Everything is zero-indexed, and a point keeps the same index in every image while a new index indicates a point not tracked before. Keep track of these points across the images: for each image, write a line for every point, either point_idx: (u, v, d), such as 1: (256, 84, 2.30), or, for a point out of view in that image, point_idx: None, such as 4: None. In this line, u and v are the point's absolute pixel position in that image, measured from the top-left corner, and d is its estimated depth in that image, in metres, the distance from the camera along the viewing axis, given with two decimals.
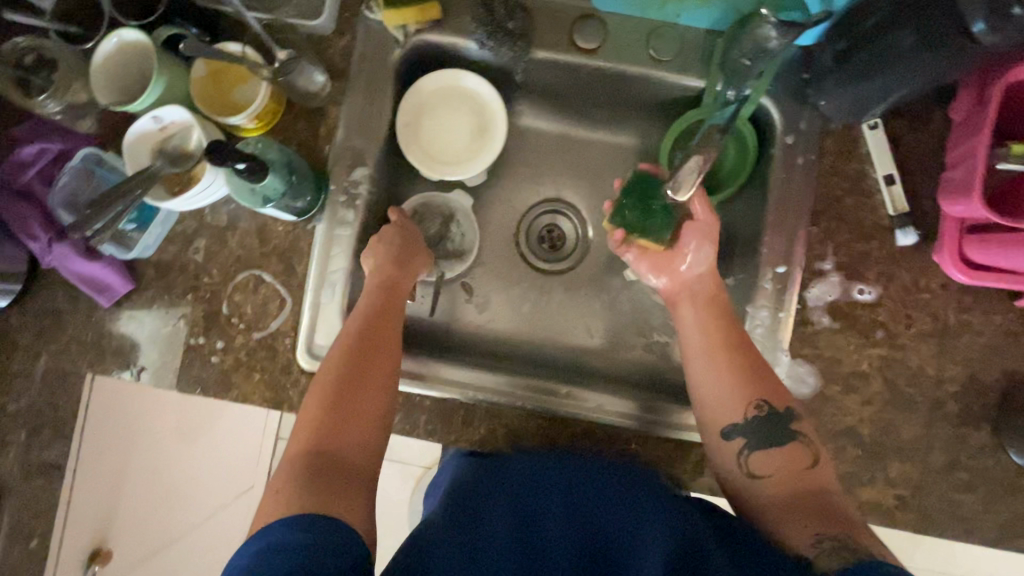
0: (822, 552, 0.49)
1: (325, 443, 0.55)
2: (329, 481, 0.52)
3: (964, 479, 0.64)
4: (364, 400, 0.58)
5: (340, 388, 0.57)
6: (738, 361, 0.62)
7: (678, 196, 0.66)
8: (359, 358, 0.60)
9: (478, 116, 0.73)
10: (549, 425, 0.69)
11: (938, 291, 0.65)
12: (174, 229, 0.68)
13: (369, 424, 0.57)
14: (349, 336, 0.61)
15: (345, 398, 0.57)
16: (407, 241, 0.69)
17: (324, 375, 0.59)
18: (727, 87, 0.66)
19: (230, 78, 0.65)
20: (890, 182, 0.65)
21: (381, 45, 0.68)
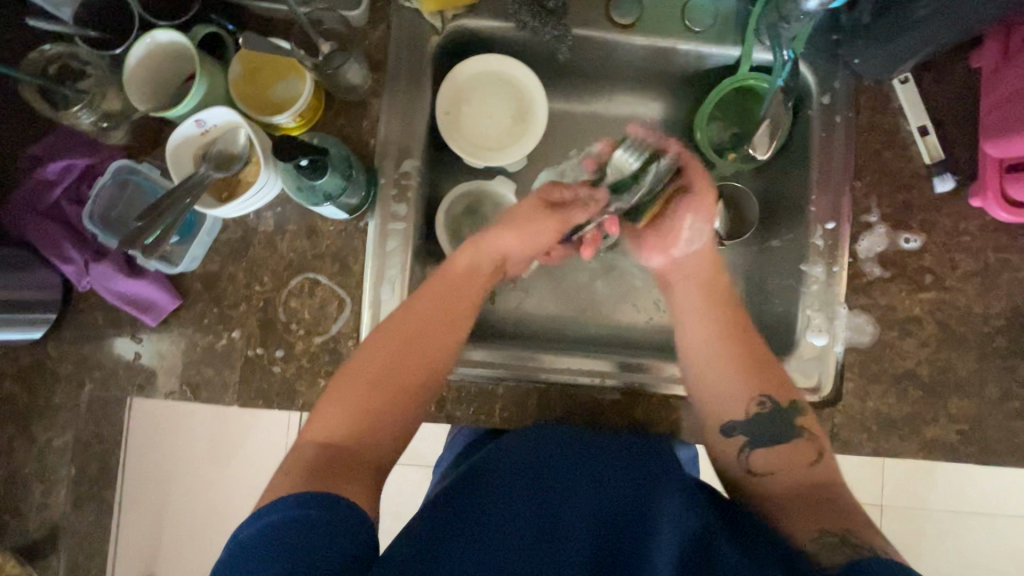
0: (823, 548, 0.48)
1: (350, 429, 0.56)
2: (342, 466, 0.52)
3: (1017, 407, 0.68)
4: (392, 394, 0.58)
5: (371, 386, 0.58)
6: None
7: (757, 155, 0.72)
8: (400, 356, 0.60)
9: (517, 100, 0.72)
10: (532, 396, 0.68)
11: (977, 233, 0.68)
12: (219, 238, 0.66)
13: (390, 416, 0.58)
14: (398, 331, 0.61)
15: (377, 392, 0.58)
16: (536, 218, 0.70)
17: (367, 365, 0.59)
18: (781, 49, 0.65)
19: (268, 75, 0.62)
20: (925, 133, 0.68)
21: (418, 33, 0.67)
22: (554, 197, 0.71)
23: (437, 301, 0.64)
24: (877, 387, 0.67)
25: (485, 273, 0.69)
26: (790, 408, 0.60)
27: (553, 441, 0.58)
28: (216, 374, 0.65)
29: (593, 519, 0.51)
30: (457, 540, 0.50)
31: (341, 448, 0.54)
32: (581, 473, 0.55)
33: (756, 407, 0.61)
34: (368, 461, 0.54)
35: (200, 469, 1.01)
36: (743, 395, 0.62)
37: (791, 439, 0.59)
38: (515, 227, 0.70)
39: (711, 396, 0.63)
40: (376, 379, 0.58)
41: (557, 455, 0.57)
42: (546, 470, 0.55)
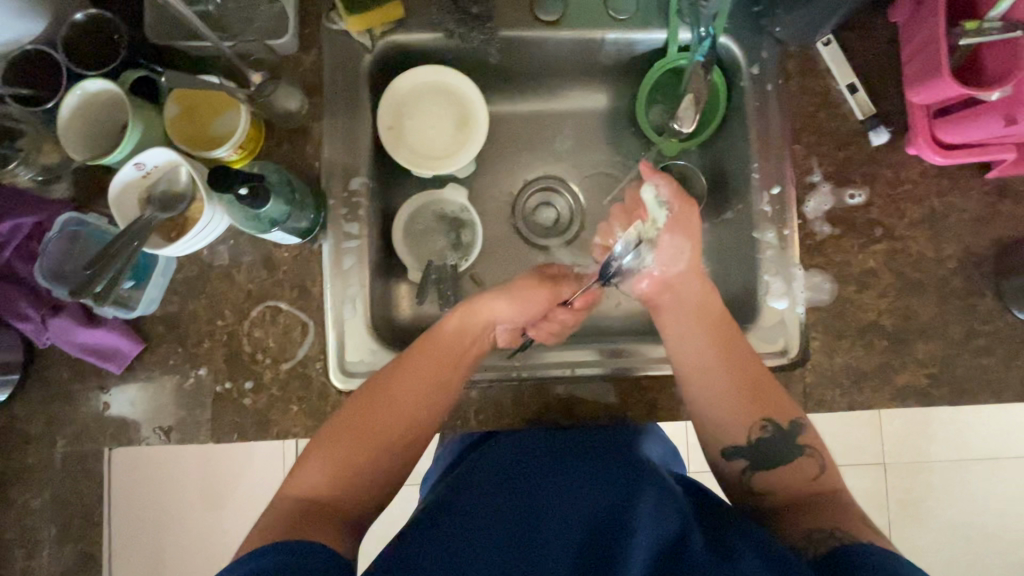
0: (812, 544, 0.52)
1: (329, 484, 0.56)
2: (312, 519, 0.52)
3: (982, 344, 0.69)
4: (371, 452, 0.58)
5: (351, 442, 0.58)
6: (740, 358, 0.63)
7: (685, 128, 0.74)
8: (381, 418, 0.59)
9: (458, 108, 0.74)
10: (526, 400, 0.69)
11: (919, 180, 0.70)
12: (175, 278, 0.66)
13: (373, 469, 0.58)
14: (384, 390, 0.60)
15: (356, 450, 0.57)
16: (527, 293, 0.68)
17: (357, 422, 0.59)
18: (699, 27, 0.67)
19: (204, 112, 0.63)
20: (855, 91, 0.70)
21: (351, 54, 0.68)
22: (552, 271, 0.72)
23: (424, 358, 0.62)
24: (843, 343, 0.69)
25: (475, 335, 0.66)
26: (792, 425, 0.60)
27: (540, 459, 0.60)
28: (189, 413, 0.65)
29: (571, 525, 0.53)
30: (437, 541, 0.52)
31: (316, 500, 0.54)
32: (563, 481, 0.57)
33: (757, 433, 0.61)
34: (347, 514, 0.55)
35: (196, 514, 1.01)
36: (745, 421, 0.61)
37: (792, 458, 0.60)
38: (509, 292, 0.67)
39: (714, 419, 0.62)
40: (356, 441, 0.58)
41: (537, 465, 0.60)
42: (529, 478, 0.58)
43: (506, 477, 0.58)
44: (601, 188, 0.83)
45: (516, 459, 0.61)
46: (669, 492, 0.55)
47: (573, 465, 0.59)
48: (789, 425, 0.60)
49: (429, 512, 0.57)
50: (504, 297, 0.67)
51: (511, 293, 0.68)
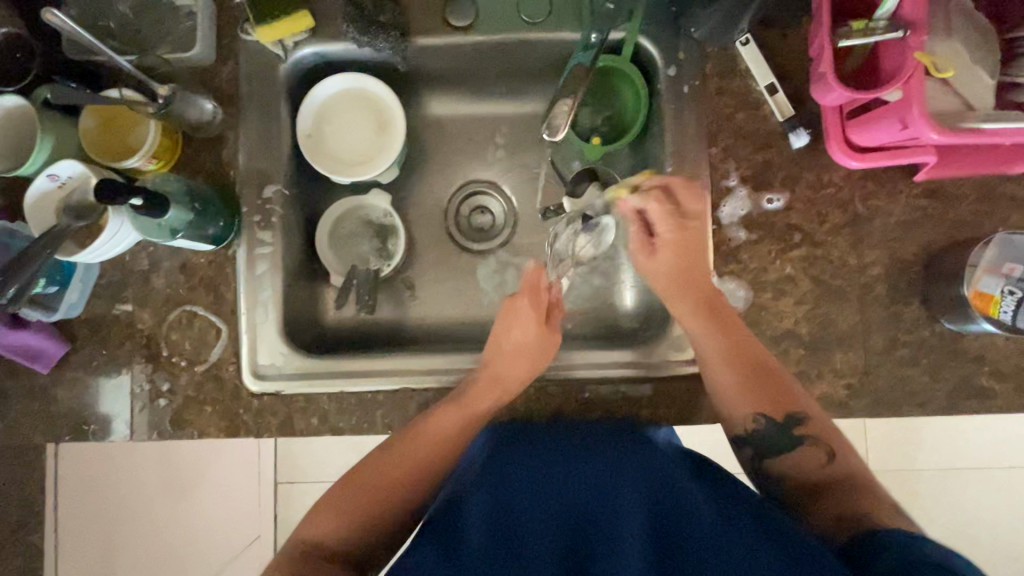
0: (842, 526, 0.55)
1: (339, 533, 0.62)
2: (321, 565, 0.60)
3: (906, 354, 0.66)
4: (382, 509, 0.64)
5: (361, 501, 0.64)
6: (750, 372, 0.63)
7: (556, 138, 0.69)
8: (385, 487, 0.64)
9: (376, 115, 0.74)
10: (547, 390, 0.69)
11: (842, 183, 0.68)
12: (98, 284, 0.69)
13: (383, 522, 0.64)
14: (399, 458, 0.65)
15: (368, 506, 0.63)
16: (540, 348, 0.68)
17: (379, 477, 0.64)
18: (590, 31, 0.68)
19: (120, 125, 0.66)
20: (774, 91, 0.67)
21: (265, 63, 0.70)
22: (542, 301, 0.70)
23: (439, 426, 0.65)
24: None
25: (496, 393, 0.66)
26: (787, 420, 0.62)
27: (525, 458, 0.61)
28: (110, 412, 0.68)
29: (561, 520, 0.58)
30: (446, 552, 0.56)
31: (322, 546, 0.61)
32: (547, 481, 0.60)
33: (749, 425, 0.63)
34: (352, 560, 0.62)
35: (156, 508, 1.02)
36: (742, 409, 0.63)
37: (797, 446, 0.62)
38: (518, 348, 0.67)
39: (715, 391, 0.65)
40: (374, 500, 0.64)
41: (518, 467, 0.61)
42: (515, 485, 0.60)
43: (498, 478, 0.60)
44: (532, 191, 0.83)
45: (504, 460, 0.62)
46: (649, 475, 0.59)
47: (556, 463, 0.60)
48: (784, 417, 0.62)
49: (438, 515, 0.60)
50: (521, 357, 0.67)
51: (523, 347, 0.67)
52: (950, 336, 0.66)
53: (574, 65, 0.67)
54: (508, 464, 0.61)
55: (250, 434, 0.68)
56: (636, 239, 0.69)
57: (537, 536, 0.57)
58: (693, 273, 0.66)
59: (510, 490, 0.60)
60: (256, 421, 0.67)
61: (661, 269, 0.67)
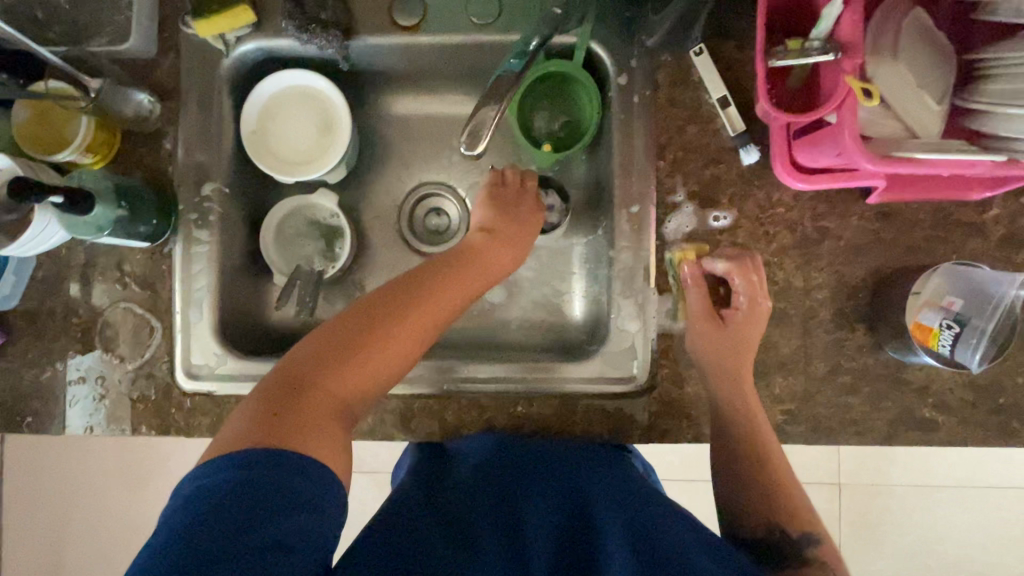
0: None
1: (320, 365, 0.52)
2: (295, 397, 0.50)
3: (847, 381, 0.65)
4: (375, 351, 0.55)
5: (353, 331, 0.55)
6: (762, 455, 0.61)
7: (474, 150, 0.67)
8: (387, 333, 0.55)
9: (322, 113, 0.73)
10: (538, 402, 0.67)
11: (792, 203, 0.66)
12: (34, 277, 0.68)
13: (380, 370, 0.55)
14: (396, 288, 0.59)
15: (358, 337, 0.54)
16: (513, 219, 0.71)
17: (381, 328, 0.55)
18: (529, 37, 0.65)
19: (54, 117, 0.65)
20: (726, 104, 0.65)
21: (207, 58, 0.69)
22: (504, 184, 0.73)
23: (449, 278, 0.62)
24: (694, 372, 0.65)
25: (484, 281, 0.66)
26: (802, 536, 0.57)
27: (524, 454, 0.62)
28: (44, 405, 0.68)
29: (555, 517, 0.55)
30: (436, 535, 0.52)
31: (299, 380, 0.51)
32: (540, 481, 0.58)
33: (762, 528, 0.59)
34: (332, 391, 0.52)
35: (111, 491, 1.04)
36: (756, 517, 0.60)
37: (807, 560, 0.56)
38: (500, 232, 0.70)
39: (728, 482, 0.62)
40: (371, 335, 0.55)
41: (516, 463, 0.61)
42: (513, 483, 0.59)
43: (496, 473, 0.60)
44: None
45: (503, 458, 0.61)
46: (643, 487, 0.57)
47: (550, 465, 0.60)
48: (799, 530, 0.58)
49: (424, 505, 0.57)
50: (504, 224, 0.70)
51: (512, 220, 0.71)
52: (894, 365, 0.64)
53: (505, 71, 0.65)
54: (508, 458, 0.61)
55: (182, 433, 0.67)
56: (700, 307, 0.65)
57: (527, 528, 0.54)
58: (735, 349, 0.63)
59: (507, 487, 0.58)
60: (187, 421, 0.67)
61: (701, 343, 0.64)
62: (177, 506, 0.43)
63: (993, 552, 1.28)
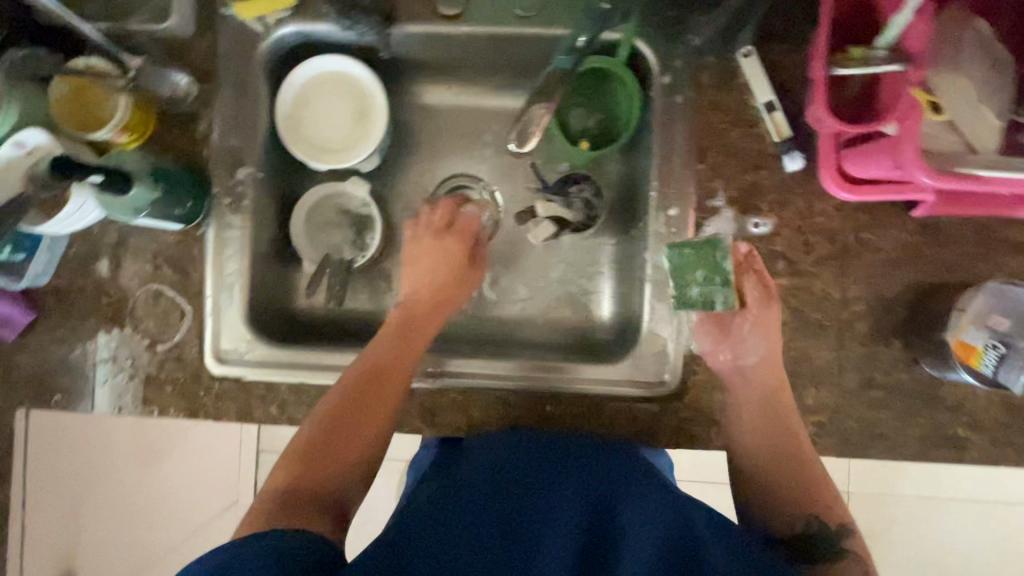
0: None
1: (314, 463, 0.57)
2: (301, 504, 0.54)
3: (879, 396, 0.64)
4: (365, 430, 0.60)
5: (343, 416, 0.60)
6: (773, 439, 0.62)
7: (523, 147, 0.75)
8: (338, 410, 0.60)
9: (358, 100, 0.72)
10: (548, 403, 0.67)
11: (834, 213, 0.65)
12: (66, 254, 0.68)
13: (369, 448, 0.60)
14: (368, 364, 0.62)
15: (350, 421, 0.59)
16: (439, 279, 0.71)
17: (315, 413, 0.60)
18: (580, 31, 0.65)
19: (91, 94, 0.64)
20: (772, 109, 0.64)
21: (244, 40, 0.68)
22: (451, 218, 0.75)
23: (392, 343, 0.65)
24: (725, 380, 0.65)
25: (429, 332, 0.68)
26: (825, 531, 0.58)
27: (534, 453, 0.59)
28: (73, 383, 0.68)
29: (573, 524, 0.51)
30: (445, 539, 0.49)
31: (298, 490, 0.55)
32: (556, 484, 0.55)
33: (802, 523, 0.58)
34: (332, 486, 0.57)
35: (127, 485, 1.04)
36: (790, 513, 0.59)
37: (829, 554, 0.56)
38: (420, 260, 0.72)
39: (748, 469, 0.63)
40: (356, 417, 0.60)
41: (527, 464, 0.57)
42: (524, 486, 0.55)
43: (506, 474, 0.57)
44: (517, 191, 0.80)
45: (510, 459, 0.58)
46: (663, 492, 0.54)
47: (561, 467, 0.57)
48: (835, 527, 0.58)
49: (431, 506, 0.54)
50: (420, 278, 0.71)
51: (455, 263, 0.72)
52: (928, 382, 0.64)
53: (552, 69, 0.67)
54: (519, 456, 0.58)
55: (209, 417, 0.67)
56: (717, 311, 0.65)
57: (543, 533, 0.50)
58: (755, 346, 0.64)
59: (517, 490, 0.55)
60: (215, 405, 0.67)
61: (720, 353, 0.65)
62: (195, 569, 0.46)
63: (996, 568, 1.28)
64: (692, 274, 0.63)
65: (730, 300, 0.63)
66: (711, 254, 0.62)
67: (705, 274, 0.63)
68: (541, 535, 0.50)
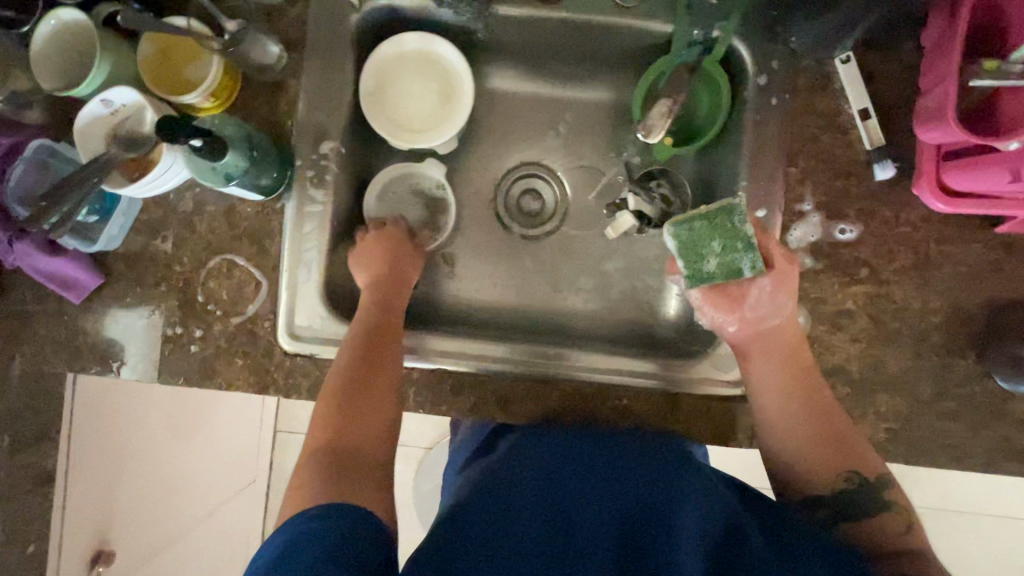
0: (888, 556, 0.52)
1: (342, 429, 0.55)
2: (343, 472, 0.51)
3: (951, 407, 0.65)
4: (377, 388, 0.59)
5: (351, 381, 0.58)
6: (804, 403, 0.60)
7: (651, 138, 0.71)
8: (344, 378, 0.59)
9: (444, 82, 0.71)
10: (544, 388, 0.68)
11: (919, 224, 0.65)
12: (139, 219, 0.67)
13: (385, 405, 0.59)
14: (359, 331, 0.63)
15: (360, 380, 0.59)
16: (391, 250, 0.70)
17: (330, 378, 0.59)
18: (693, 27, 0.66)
19: (179, 56, 0.62)
20: (866, 117, 0.64)
21: (338, 10, 0.66)
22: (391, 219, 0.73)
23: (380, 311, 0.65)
24: None
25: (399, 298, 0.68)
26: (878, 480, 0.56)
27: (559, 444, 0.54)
28: (138, 352, 0.66)
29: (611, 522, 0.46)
30: (475, 546, 0.45)
31: (333, 451, 0.53)
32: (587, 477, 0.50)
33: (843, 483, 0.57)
34: (373, 455, 0.55)
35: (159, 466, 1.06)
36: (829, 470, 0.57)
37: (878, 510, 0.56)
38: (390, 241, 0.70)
39: (782, 450, 0.60)
40: (364, 375, 0.59)
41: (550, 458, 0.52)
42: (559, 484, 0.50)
43: (530, 469, 0.52)
44: (588, 183, 0.79)
45: (536, 453, 0.53)
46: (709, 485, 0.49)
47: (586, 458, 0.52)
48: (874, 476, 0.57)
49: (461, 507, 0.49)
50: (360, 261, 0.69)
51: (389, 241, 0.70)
52: (1000, 395, 0.64)
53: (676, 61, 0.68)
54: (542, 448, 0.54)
55: (279, 394, 0.66)
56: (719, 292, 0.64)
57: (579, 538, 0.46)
58: (774, 308, 0.63)
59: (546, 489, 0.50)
60: (286, 381, 0.66)
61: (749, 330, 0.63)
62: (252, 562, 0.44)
63: None
64: (709, 246, 0.63)
65: (758, 264, 0.62)
66: (728, 221, 0.62)
67: (723, 243, 0.62)
68: (575, 545, 0.45)
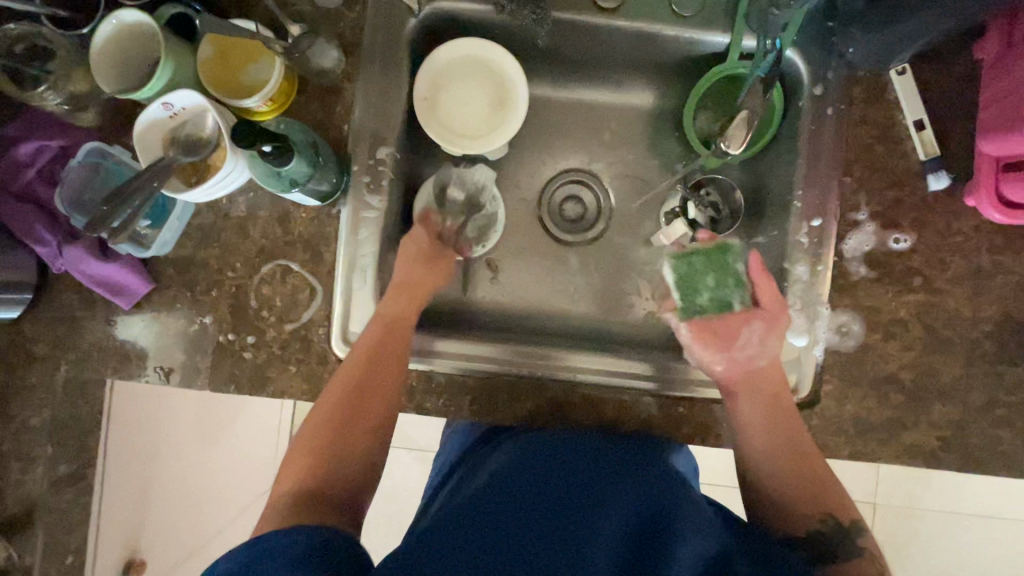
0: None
1: (319, 460, 0.55)
2: (318, 505, 0.52)
3: (1002, 415, 0.65)
4: (362, 415, 0.58)
5: (339, 409, 0.58)
6: (784, 439, 0.61)
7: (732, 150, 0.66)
8: (332, 399, 0.58)
9: (498, 88, 0.70)
10: (535, 388, 0.67)
11: (971, 234, 0.66)
12: (191, 223, 0.66)
13: (370, 434, 0.58)
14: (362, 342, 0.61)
15: (345, 407, 0.58)
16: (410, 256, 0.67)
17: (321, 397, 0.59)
18: (765, 38, 0.63)
19: (238, 58, 0.61)
20: (921, 128, 0.65)
21: (397, 16, 0.66)
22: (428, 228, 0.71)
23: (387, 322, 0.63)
24: (857, 391, 0.66)
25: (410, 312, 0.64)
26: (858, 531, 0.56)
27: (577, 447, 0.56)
28: (189, 359, 0.65)
29: (615, 524, 0.48)
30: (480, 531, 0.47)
31: (318, 481, 0.54)
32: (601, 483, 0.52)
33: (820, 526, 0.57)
34: (341, 486, 0.55)
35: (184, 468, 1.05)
36: (809, 514, 0.58)
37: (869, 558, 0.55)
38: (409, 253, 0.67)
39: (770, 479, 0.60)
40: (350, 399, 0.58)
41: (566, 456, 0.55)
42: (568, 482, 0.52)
43: (544, 468, 0.54)
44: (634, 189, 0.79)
45: (551, 453, 0.56)
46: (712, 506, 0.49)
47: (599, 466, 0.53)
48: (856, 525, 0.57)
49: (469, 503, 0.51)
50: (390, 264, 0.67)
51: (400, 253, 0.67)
52: None
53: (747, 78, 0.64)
54: (559, 448, 0.56)
55: None
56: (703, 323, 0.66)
57: (580, 528, 0.47)
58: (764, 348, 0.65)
59: (555, 481, 0.52)
60: None
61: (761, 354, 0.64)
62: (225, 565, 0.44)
63: None
64: (702, 281, 0.67)
65: (746, 300, 0.66)
66: (721, 259, 0.66)
67: (716, 278, 0.66)
68: (578, 536, 0.47)
